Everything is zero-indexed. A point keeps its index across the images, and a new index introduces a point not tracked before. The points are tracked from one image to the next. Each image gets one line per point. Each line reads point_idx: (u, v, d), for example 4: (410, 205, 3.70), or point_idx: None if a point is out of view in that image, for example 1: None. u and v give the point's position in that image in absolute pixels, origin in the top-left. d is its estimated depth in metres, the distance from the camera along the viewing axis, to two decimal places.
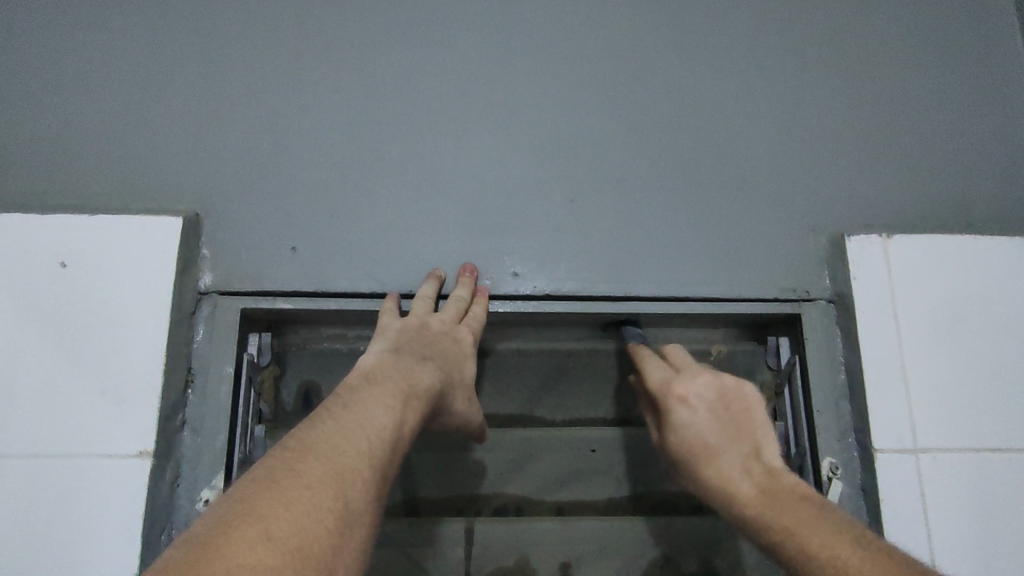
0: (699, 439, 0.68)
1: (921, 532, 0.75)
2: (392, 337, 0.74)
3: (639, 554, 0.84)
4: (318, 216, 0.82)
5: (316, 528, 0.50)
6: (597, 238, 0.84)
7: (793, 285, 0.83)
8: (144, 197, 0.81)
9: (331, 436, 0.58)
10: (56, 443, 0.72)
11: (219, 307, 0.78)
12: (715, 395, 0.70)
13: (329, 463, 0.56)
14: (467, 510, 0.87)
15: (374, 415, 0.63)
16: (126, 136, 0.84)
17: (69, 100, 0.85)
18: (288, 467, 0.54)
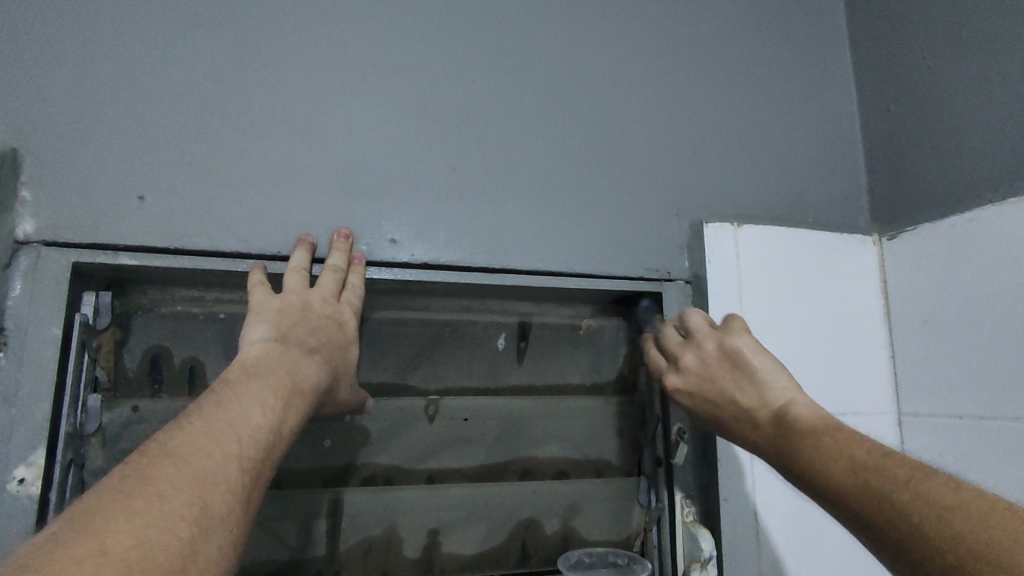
0: (708, 405, 0.71)
1: (747, 483, 0.81)
2: (273, 321, 0.67)
3: (503, 519, 0.87)
4: (170, 163, 0.74)
5: (169, 536, 0.42)
6: (479, 212, 0.85)
7: (656, 266, 0.91)
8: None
9: (197, 437, 0.50)
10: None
11: (44, 259, 0.68)
12: (704, 377, 0.72)
13: (188, 467, 0.47)
14: (336, 481, 0.81)
15: (250, 410, 0.55)
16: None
17: None
18: (139, 473, 0.45)
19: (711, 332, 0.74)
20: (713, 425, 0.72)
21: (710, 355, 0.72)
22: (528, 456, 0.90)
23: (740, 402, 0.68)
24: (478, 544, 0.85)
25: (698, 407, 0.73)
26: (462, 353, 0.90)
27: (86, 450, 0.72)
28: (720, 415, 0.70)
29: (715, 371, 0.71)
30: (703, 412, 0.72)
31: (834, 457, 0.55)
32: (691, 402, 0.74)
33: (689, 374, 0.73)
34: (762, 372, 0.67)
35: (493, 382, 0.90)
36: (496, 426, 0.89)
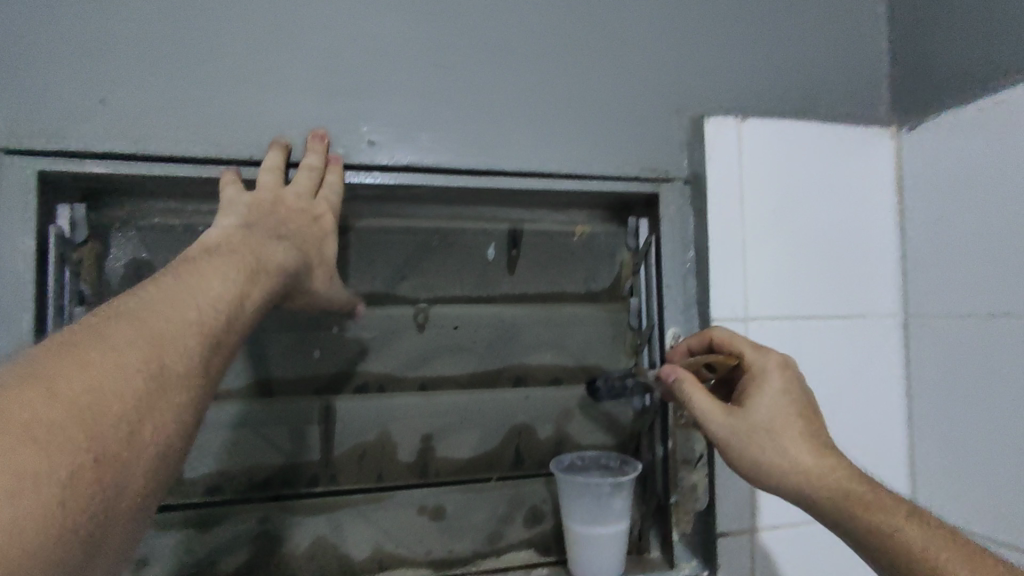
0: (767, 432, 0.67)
1: None
2: (244, 215, 0.64)
3: (495, 424, 0.87)
4: (129, 62, 0.69)
5: (119, 389, 0.43)
6: (463, 110, 0.79)
7: (653, 166, 0.86)
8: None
9: (154, 301, 0.50)
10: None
11: (10, 167, 0.66)
12: (774, 410, 0.68)
13: (146, 326, 0.47)
14: (328, 389, 0.82)
15: (211, 281, 0.54)
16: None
17: None
18: (92, 330, 0.46)
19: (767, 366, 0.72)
20: (784, 421, 0.67)
21: (776, 386, 0.70)
22: (521, 364, 0.89)
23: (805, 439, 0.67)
24: (472, 449, 0.87)
25: (788, 398, 0.69)
26: (451, 260, 0.87)
27: None
28: (800, 421, 0.67)
29: (807, 390, 0.71)
30: (788, 404, 0.68)
31: (927, 532, 0.59)
32: (782, 387, 0.70)
33: (757, 405, 0.68)
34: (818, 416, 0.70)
35: (485, 291, 0.88)
36: (488, 334, 0.88)
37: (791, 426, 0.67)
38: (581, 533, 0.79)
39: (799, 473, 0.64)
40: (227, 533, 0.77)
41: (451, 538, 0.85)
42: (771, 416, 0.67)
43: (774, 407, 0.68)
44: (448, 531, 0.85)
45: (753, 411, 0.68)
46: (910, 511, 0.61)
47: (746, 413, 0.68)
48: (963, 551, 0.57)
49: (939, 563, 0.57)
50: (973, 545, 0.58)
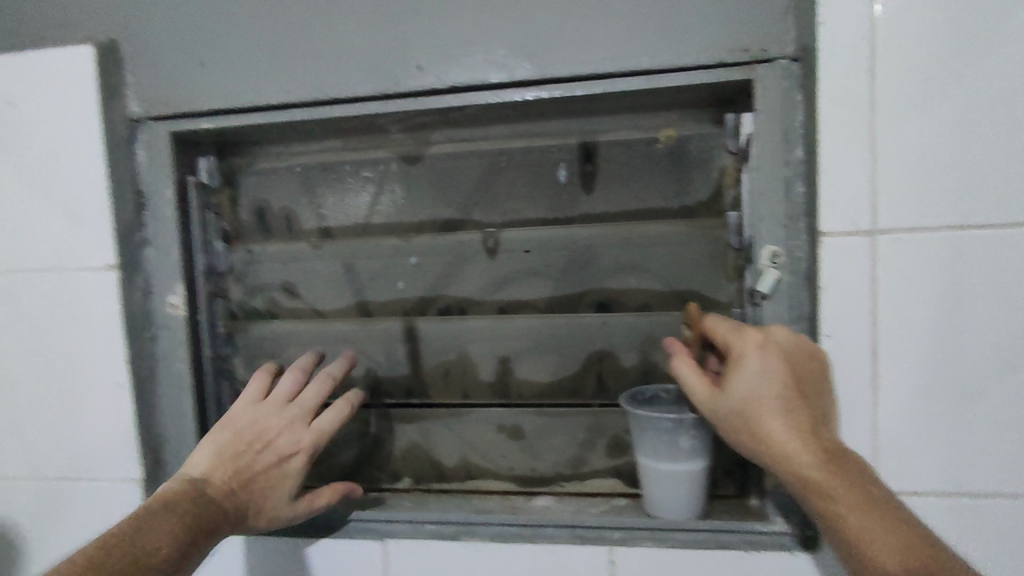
0: (737, 415, 0.59)
1: (863, 300, 0.66)
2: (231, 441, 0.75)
3: (575, 349, 0.84)
4: (214, 26, 0.78)
5: (156, 547, 0.64)
6: (508, 17, 0.73)
7: (748, 45, 0.68)
8: (50, 24, 0.81)
9: (161, 527, 0.65)
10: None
11: (152, 133, 0.82)
12: (752, 392, 0.59)
13: (127, 556, 0.62)
14: (414, 312, 0.88)
15: (159, 542, 0.64)
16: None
17: None
18: (101, 550, 0.62)
19: (751, 337, 0.61)
20: (763, 405, 0.58)
21: (758, 365, 0.59)
22: (602, 289, 0.83)
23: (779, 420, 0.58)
24: (551, 373, 0.85)
25: (769, 376, 0.59)
26: (523, 182, 0.84)
27: (225, 285, 0.91)
28: (781, 403, 0.58)
29: (801, 360, 0.61)
30: (771, 384, 0.58)
31: (898, 537, 0.53)
32: (769, 366, 0.59)
33: (734, 387, 0.59)
34: (811, 392, 0.60)
35: (560, 213, 0.83)
36: (563, 257, 0.83)
37: (764, 410, 0.58)
38: (646, 466, 0.73)
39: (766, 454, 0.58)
40: (341, 432, 0.90)
41: (533, 458, 0.87)
42: (747, 399, 0.59)
43: (752, 389, 0.59)
44: (530, 451, 0.86)
45: (729, 393, 0.60)
46: (869, 496, 0.55)
47: (727, 394, 0.60)
48: (908, 540, 0.52)
49: (879, 555, 0.52)
50: (922, 534, 0.53)
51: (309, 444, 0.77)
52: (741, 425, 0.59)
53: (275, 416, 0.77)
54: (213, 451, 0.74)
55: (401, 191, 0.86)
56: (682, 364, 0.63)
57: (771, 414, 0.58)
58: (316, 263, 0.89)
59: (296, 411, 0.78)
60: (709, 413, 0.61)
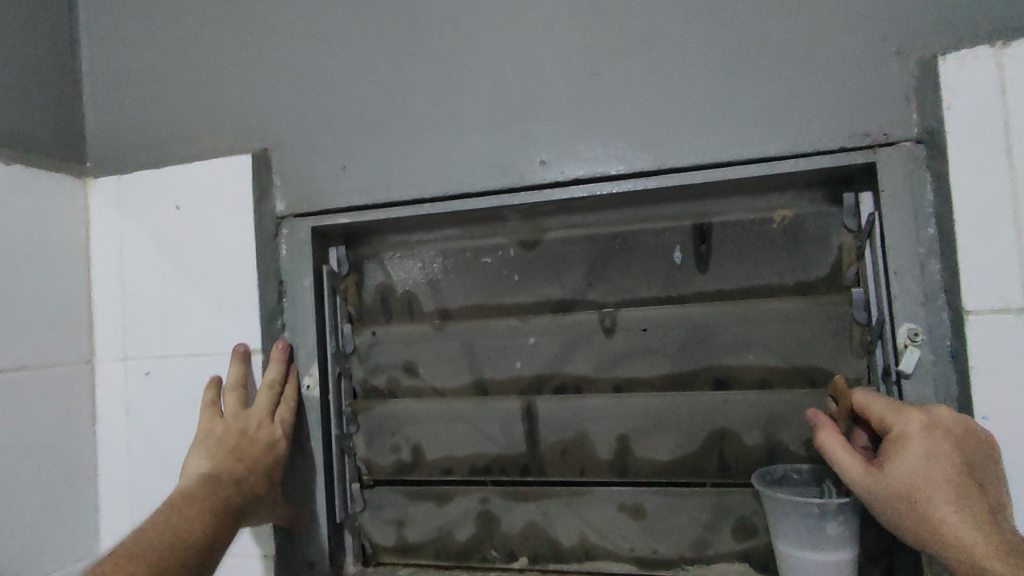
0: (903, 498, 0.59)
1: (1021, 379, 0.65)
2: (221, 441, 0.80)
3: (696, 428, 0.84)
4: (357, 134, 0.87)
5: (189, 536, 0.71)
6: (631, 115, 0.80)
7: (868, 129, 0.72)
8: (218, 137, 0.93)
9: (186, 519, 0.72)
10: (136, 405, 0.94)
11: (295, 228, 0.90)
12: (919, 476, 0.58)
13: (167, 542, 0.68)
14: (530, 389, 0.90)
15: (188, 527, 0.71)
16: (194, 79, 0.94)
17: (148, 69, 0.97)
18: (138, 542, 0.67)
19: (912, 417, 0.60)
20: (930, 489, 0.58)
21: (926, 448, 0.59)
22: (720, 366, 0.84)
23: (954, 506, 0.57)
24: (671, 452, 0.85)
25: (937, 461, 0.58)
26: (638, 262, 0.87)
27: (349, 365, 0.96)
28: (952, 489, 0.57)
29: (973, 444, 0.59)
30: (940, 469, 0.58)
31: None
32: (935, 450, 0.58)
33: (898, 470, 0.59)
34: (984, 477, 0.59)
35: (675, 291, 0.85)
36: (680, 335, 0.85)
37: (934, 495, 0.57)
38: (790, 555, 0.71)
39: (939, 543, 0.57)
40: (459, 509, 0.92)
41: (653, 540, 0.85)
42: (914, 483, 0.58)
43: (918, 473, 0.58)
44: (650, 533, 0.85)
45: (892, 475, 0.59)
46: None
47: (890, 476, 0.59)
48: None
49: None
50: None
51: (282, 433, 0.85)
52: (907, 510, 0.58)
53: (255, 415, 0.84)
54: (207, 450, 0.80)
55: (517, 274, 0.91)
56: (835, 440, 0.63)
57: (943, 500, 0.57)
58: (436, 343, 0.94)
59: (261, 411, 0.85)
60: (869, 494, 0.60)
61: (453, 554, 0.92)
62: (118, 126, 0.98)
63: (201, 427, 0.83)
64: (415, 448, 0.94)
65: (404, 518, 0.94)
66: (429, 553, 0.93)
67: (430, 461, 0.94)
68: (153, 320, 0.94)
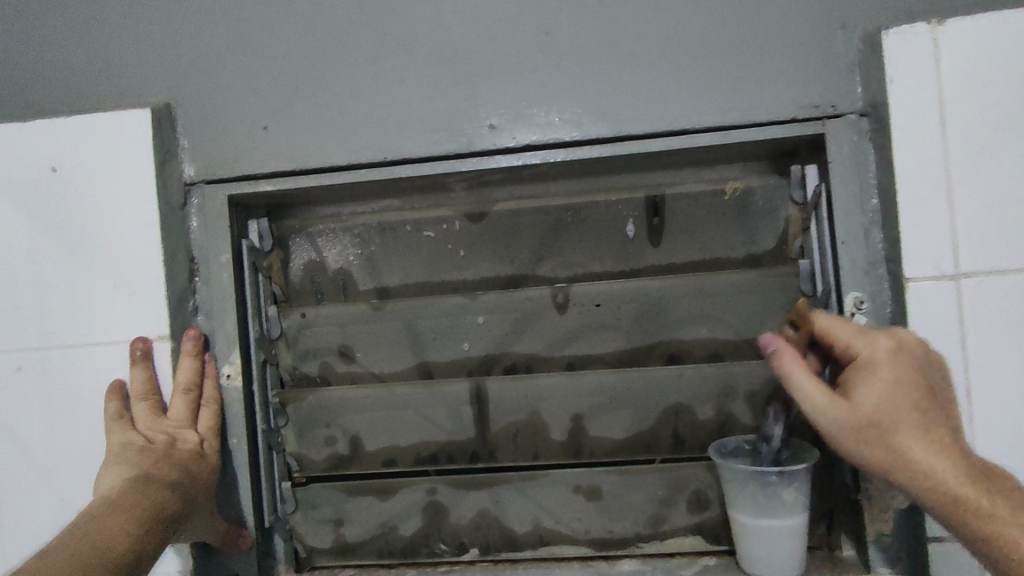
0: (868, 423, 0.61)
1: (953, 343, 0.68)
2: (137, 459, 0.69)
3: (650, 403, 0.83)
4: (280, 90, 0.77)
5: (112, 551, 0.61)
6: (584, 78, 0.75)
7: (818, 101, 0.72)
8: (102, 88, 0.78)
9: (107, 531, 0.62)
10: (5, 410, 0.78)
11: (208, 197, 0.79)
12: (885, 398, 0.61)
13: (85, 558, 0.58)
14: (479, 371, 0.85)
15: (113, 542, 0.61)
16: (71, 19, 0.79)
17: (12, 6, 0.80)
18: (48, 558, 0.57)
19: (877, 343, 0.63)
20: (895, 410, 0.61)
21: (892, 372, 0.61)
22: (673, 340, 0.83)
23: (913, 425, 0.61)
24: (626, 429, 0.83)
25: (901, 385, 0.61)
26: (590, 236, 0.83)
27: (276, 351, 0.86)
28: (913, 409, 0.61)
29: (925, 363, 0.63)
30: (904, 391, 0.61)
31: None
32: (898, 373, 0.61)
33: (864, 395, 0.61)
34: (936, 391, 0.63)
35: (627, 265, 0.83)
36: (634, 310, 0.83)
37: (897, 412, 0.61)
38: (749, 526, 0.71)
39: (897, 460, 0.61)
40: (404, 503, 0.86)
41: (609, 520, 0.83)
42: (881, 408, 0.61)
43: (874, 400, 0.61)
44: (606, 512, 0.83)
45: (854, 403, 0.61)
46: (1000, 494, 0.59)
47: (851, 404, 0.62)
48: None
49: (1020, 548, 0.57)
50: None
51: (209, 442, 0.75)
52: (874, 431, 0.61)
53: (176, 427, 0.74)
54: (124, 466, 0.69)
55: (463, 249, 0.85)
56: (800, 372, 0.63)
57: (903, 419, 0.61)
58: (374, 325, 0.86)
59: (180, 421, 0.75)
60: (833, 424, 0.62)
61: (398, 550, 0.86)
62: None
63: (112, 443, 0.72)
64: (353, 439, 0.86)
65: (343, 516, 0.86)
66: (371, 552, 0.87)
67: (369, 452, 0.86)
68: (25, 308, 0.78)
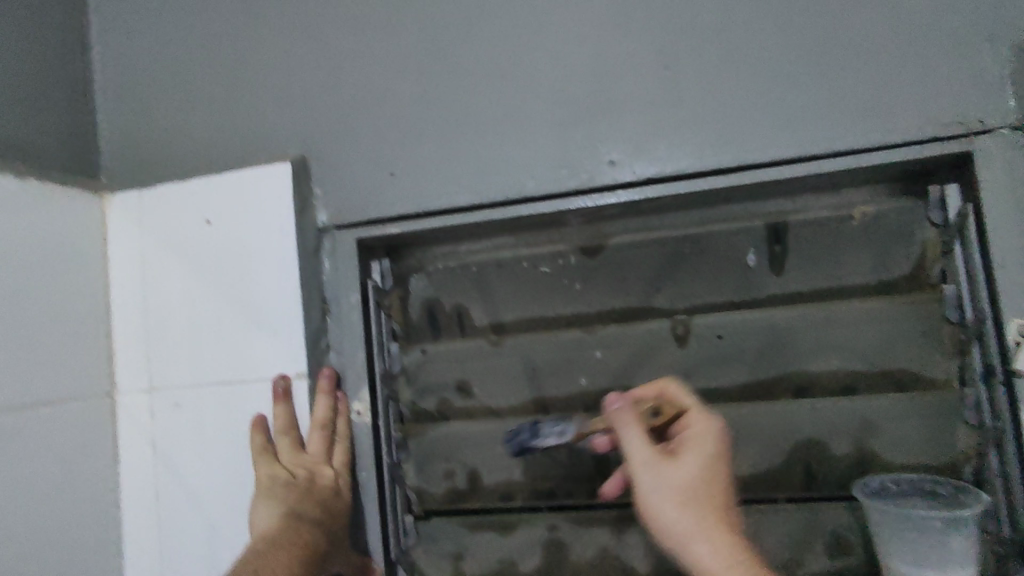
0: (687, 501, 0.61)
1: None
2: (284, 494, 0.74)
3: (780, 439, 0.79)
4: (407, 139, 0.82)
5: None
6: (703, 110, 0.75)
7: (960, 117, 0.69)
8: (250, 146, 0.86)
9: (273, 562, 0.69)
10: (163, 442, 0.85)
11: (340, 241, 0.84)
12: (678, 480, 0.62)
13: None
14: (598, 405, 0.85)
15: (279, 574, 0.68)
16: (222, 86, 0.88)
17: (171, 77, 0.90)
18: None
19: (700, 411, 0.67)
20: (707, 487, 0.62)
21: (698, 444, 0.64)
22: (803, 373, 0.79)
23: (710, 509, 0.61)
24: (754, 466, 0.80)
25: (701, 465, 0.63)
26: (708, 268, 0.82)
27: (397, 387, 0.89)
28: (717, 491, 0.62)
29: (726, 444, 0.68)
30: (712, 469, 0.63)
31: None
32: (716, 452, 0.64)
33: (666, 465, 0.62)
34: None
35: (748, 295, 0.81)
36: (760, 342, 0.80)
37: (699, 491, 0.61)
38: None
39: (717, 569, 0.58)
40: (524, 539, 0.85)
41: None
42: (691, 482, 0.62)
43: (678, 484, 0.61)
44: None
45: (670, 474, 0.62)
46: None
47: (675, 469, 0.62)
48: None
49: None
50: None
51: (342, 478, 0.80)
52: (683, 513, 0.60)
53: (314, 462, 0.78)
54: (272, 501, 0.74)
55: (579, 283, 0.85)
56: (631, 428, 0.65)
57: (716, 497, 0.61)
58: (493, 360, 0.88)
59: (317, 456, 0.79)
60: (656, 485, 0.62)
61: None
62: (134, 138, 0.91)
63: (262, 476, 0.77)
64: (472, 473, 0.87)
65: (463, 551, 0.87)
66: None
67: (488, 487, 0.87)
68: (181, 347, 0.85)
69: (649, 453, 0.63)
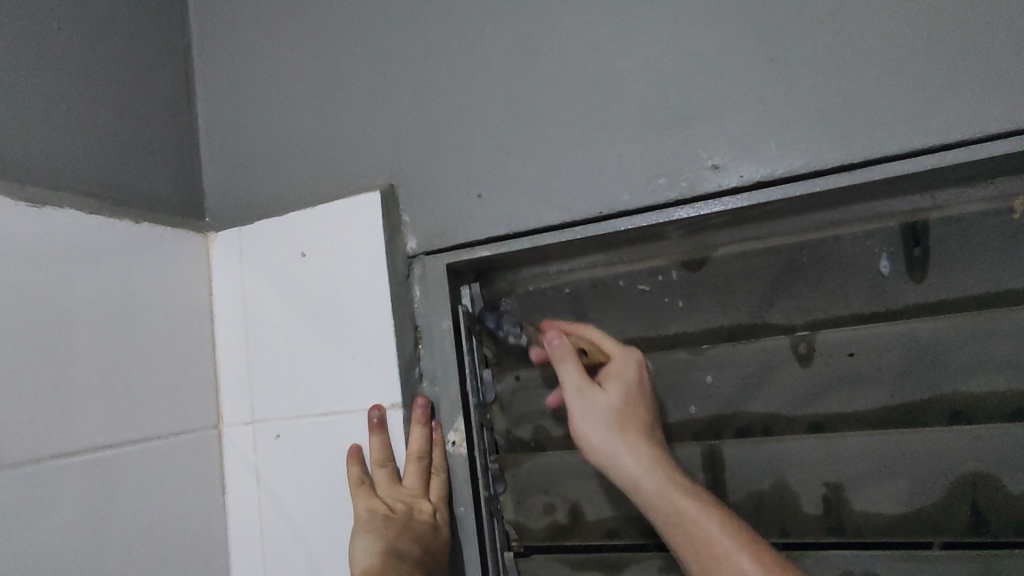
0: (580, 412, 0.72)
1: None
2: (383, 529, 0.72)
3: (934, 471, 0.68)
4: (494, 159, 0.80)
5: None
6: (819, 102, 0.67)
7: None
8: (341, 178, 0.88)
9: None
10: (266, 473, 0.86)
11: (430, 267, 0.83)
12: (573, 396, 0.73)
13: None
14: (710, 433, 0.77)
15: None
16: (314, 122, 0.90)
17: (267, 118, 0.93)
18: None
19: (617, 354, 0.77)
20: (590, 406, 0.72)
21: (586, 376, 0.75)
22: (957, 394, 0.68)
23: (611, 425, 0.71)
24: (902, 502, 0.69)
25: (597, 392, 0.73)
26: (831, 277, 0.73)
27: (491, 415, 0.86)
28: (605, 407, 0.72)
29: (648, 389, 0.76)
30: (596, 393, 0.73)
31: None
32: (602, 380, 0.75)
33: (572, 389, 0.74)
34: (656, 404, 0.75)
35: (882, 306, 0.71)
36: (900, 358, 0.70)
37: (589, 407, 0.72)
38: None
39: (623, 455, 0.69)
40: None
41: None
42: (581, 400, 0.73)
43: (604, 407, 0.72)
44: None
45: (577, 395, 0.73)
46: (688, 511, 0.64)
47: (586, 397, 0.73)
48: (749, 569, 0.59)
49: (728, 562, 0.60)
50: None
51: (439, 514, 0.76)
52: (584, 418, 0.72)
53: (411, 497, 0.76)
54: (370, 536, 0.72)
55: (682, 300, 0.79)
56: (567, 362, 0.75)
57: (604, 417, 0.71)
58: None
59: (414, 491, 0.76)
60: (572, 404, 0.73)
61: None
62: (235, 178, 0.95)
63: (360, 509, 0.75)
64: (574, 507, 0.82)
65: None
66: None
67: (591, 523, 0.81)
68: (282, 379, 0.86)
69: (580, 379, 0.74)
